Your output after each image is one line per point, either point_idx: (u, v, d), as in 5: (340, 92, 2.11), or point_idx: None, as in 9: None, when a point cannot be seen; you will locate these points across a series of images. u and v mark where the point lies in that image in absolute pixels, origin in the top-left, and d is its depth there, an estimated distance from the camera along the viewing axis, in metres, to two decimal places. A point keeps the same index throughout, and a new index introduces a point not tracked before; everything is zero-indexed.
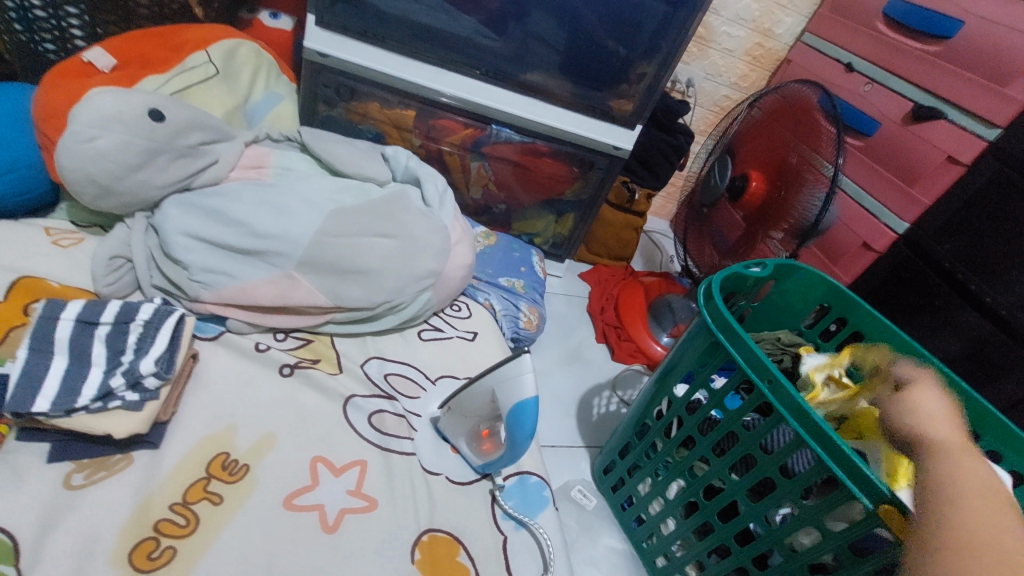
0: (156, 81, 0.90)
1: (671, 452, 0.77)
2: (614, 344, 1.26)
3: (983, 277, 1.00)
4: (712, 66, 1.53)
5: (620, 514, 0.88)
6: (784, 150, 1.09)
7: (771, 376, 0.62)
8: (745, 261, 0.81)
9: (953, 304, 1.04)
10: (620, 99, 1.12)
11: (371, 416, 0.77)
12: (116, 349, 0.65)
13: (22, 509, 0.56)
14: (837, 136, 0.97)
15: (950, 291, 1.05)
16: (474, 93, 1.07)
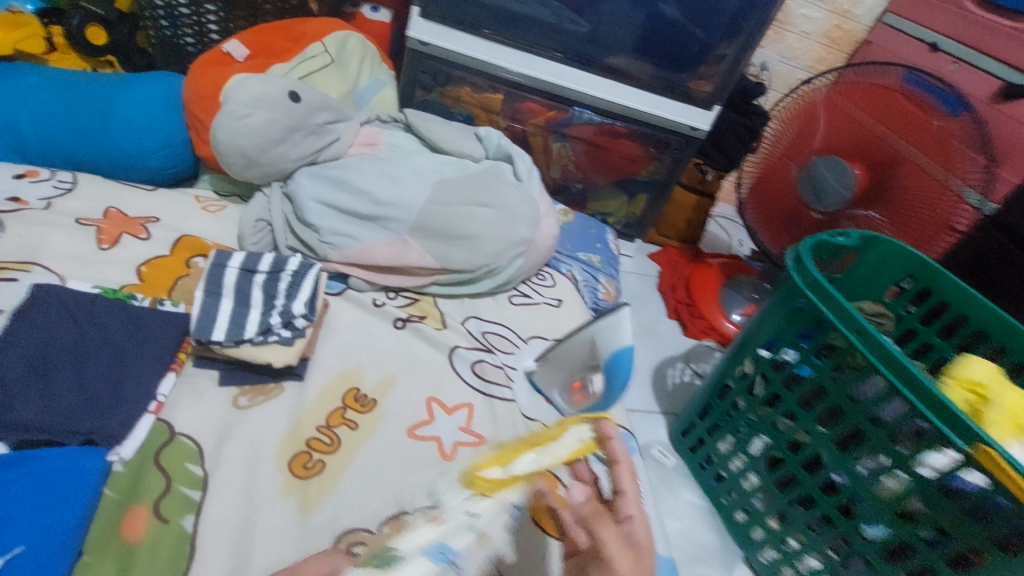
0: (284, 68, 1.02)
1: (754, 410, 0.81)
2: (686, 320, 1.31)
3: None
4: (787, 50, 1.54)
5: (699, 472, 0.93)
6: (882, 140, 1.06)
7: (871, 336, 0.65)
8: (830, 231, 0.84)
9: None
10: (699, 80, 1.16)
11: (473, 366, 0.85)
12: (270, 295, 0.75)
13: (204, 421, 0.67)
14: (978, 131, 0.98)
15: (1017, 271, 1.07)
16: (557, 76, 1.13)
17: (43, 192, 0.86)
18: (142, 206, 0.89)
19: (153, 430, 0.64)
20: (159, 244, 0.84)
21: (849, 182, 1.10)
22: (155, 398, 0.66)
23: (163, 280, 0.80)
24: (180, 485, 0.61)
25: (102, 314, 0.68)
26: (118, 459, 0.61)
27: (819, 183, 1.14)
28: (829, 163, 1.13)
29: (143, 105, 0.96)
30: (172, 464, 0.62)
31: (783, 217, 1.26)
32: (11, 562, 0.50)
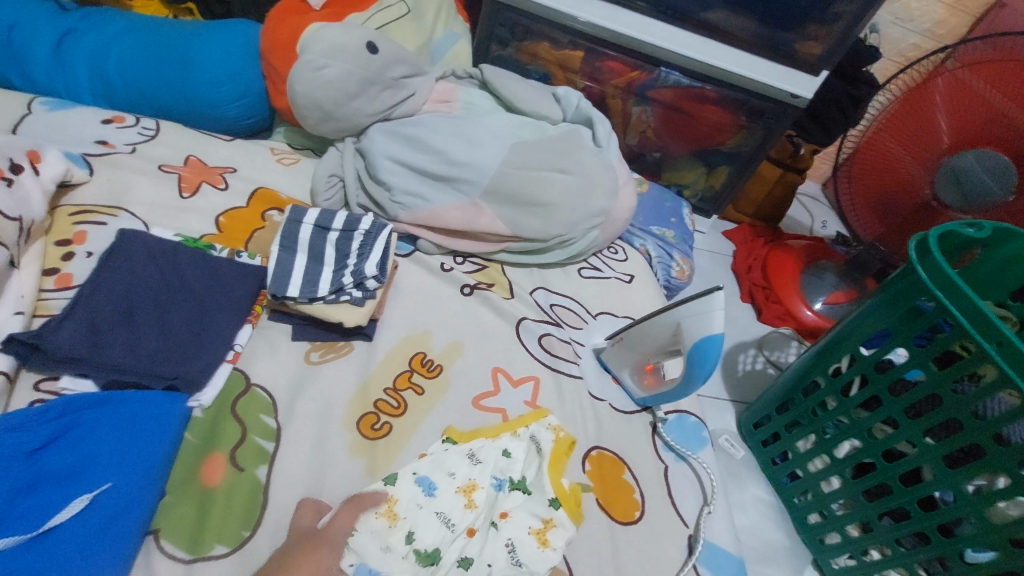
0: (361, 18, 0.99)
1: (845, 411, 0.74)
2: (761, 305, 1.22)
3: None
4: (904, 10, 1.37)
5: (770, 468, 0.88)
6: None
7: (1012, 345, 0.57)
8: (959, 220, 0.74)
9: None
10: (809, 41, 1.04)
11: (540, 339, 0.82)
12: (343, 252, 0.74)
13: (277, 374, 0.67)
14: None
15: None
16: (644, 32, 1.04)
17: (129, 138, 0.88)
18: (220, 155, 0.89)
19: (230, 379, 0.65)
20: (236, 195, 0.84)
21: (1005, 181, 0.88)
22: (232, 347, 0.67)
23: (239, 232, 0.81)
24: (255, 435, 0.62)
25: (184, 262, 0.69)
26: (198, 405, 0.62)
27: (965, 179, 0.92)
28: (973, 153, 0.91)
29: (222, 52, 0.95)
30: (248, 414, 0.63)
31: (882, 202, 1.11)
32: (100, 497, 0.51)
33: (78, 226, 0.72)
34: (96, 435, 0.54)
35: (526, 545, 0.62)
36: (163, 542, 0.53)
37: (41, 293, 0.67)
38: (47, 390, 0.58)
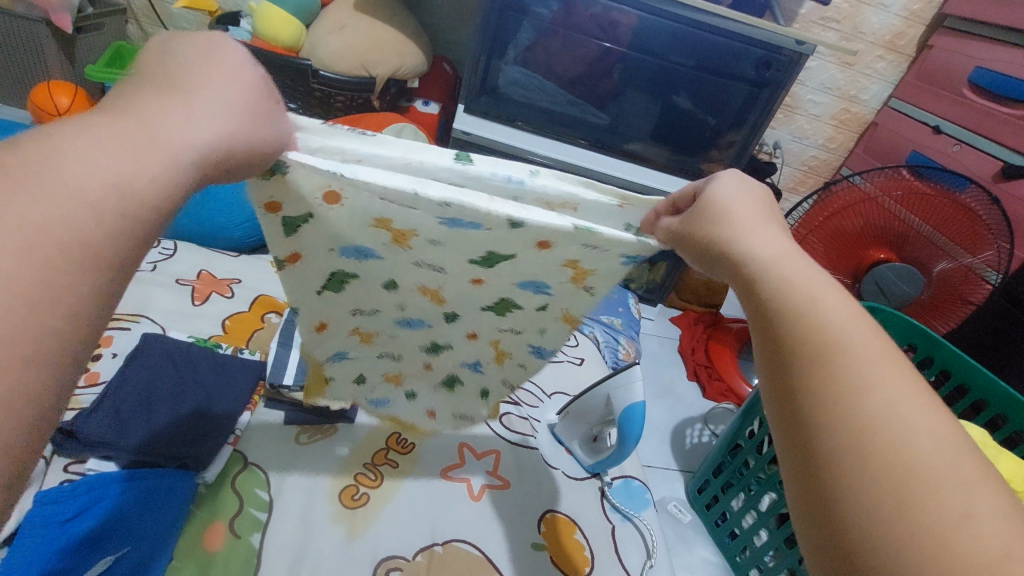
0: None
1: (762, 468, 0.87)
2: (705, 383, 1.37)
3: (1002, 350, 1.13)
4: (798, 130, 1.68)
5: (715, 529, 0.98)
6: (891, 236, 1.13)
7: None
8: None
9: (1012, 359, 1.10)
10: (710, 163, 1.30)
11: (501, 417, 0.94)
12: None
13: (270, 453, 0.79)
14: (1004, 218, 1.01)
15: (999, 348, 1.13)
16: (582, 159, 1.29)
17: (151, 257, 1.04)
18: (229, 269, 1.06)
19: (230, 458, 0.76)
20: (241, 301, 1.00)
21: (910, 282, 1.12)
22: (234, 432, 0.79)
23: (242, 332, 0.95)
24: (250, 507, 0.72)
25: (195, 358, 0.83)
26: (203, 481, 0.73)
27: (884, 285, 1.14)
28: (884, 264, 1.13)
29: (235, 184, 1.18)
30: (245, 488, 0.74)
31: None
32: (121, 559, 0.61)
33: (106, 331, 0.86)
34: (107, 495, 0.64)
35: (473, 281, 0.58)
36: None
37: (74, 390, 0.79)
38: (76, 470, 0.69)
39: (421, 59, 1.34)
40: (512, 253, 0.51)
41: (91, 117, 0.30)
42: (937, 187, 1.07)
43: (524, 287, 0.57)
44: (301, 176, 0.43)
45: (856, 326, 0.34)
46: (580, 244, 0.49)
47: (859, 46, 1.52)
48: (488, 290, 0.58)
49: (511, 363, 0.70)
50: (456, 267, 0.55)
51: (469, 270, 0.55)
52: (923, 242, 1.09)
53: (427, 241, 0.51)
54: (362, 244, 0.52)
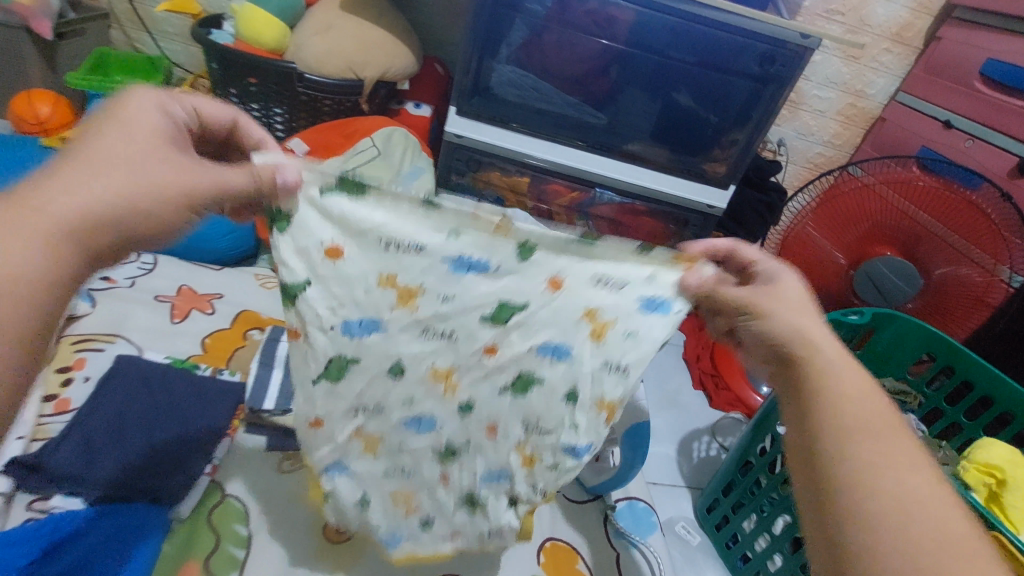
0: (339, 159, 1.18)
1: (775, 487, 0.82)
2: (711, 392, 1.33)
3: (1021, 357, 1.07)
4: (803, 127, 1.63)
5: (726, 552, 0.94)
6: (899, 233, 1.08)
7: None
8: (844, 309, 0.88)
9: None
10: (713, 162, 1.24)
11: None
12: None
13: (250, 484, 0.74)
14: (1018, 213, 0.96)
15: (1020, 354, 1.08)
16: (580, 161, 1.24)
17: (129, 272, 0.99)
18: (211, 283, 1.01)
19: (207, 491, 0.72)
20: (222, 318, 0.96)
21: (907, 279, 1.07)
22: (211, 461, 0.74)
23: (223, 351, 0.90)
24: (227, 543, 0.68)
25: (172, 380, 0.78)
26: (177, 516, 0.68)
27: (879, 281, 1.10)
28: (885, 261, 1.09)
29: None
30: (222, 524, 0.69)
31: (816, 286, 1.23)
32: None
33: (78, 353, 0.81)
34: (75, 547, 0.60)
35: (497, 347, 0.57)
36: None
37: (40, 419, 0.73)
38: (39, 508, 0.64)
39: (412, 61, 1.30)
40: (524, 304, 0.55)
41: (72, 172, 0.39)
42: (942, 181, 1.03)
43: (542, 354, 0.57)
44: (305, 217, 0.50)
45: (876, 418, 0.43)
46: (591, 278, 0.54)
47: (866, 39, 1.47)
48: (500, 364, 0.57)
49: (540, 467, 0.62)
50: (468, 337, 0.56)
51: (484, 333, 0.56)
52: (933, 241, 1.04)
53: (438, 302, 0.54)
54: (374, 318, 0.54)
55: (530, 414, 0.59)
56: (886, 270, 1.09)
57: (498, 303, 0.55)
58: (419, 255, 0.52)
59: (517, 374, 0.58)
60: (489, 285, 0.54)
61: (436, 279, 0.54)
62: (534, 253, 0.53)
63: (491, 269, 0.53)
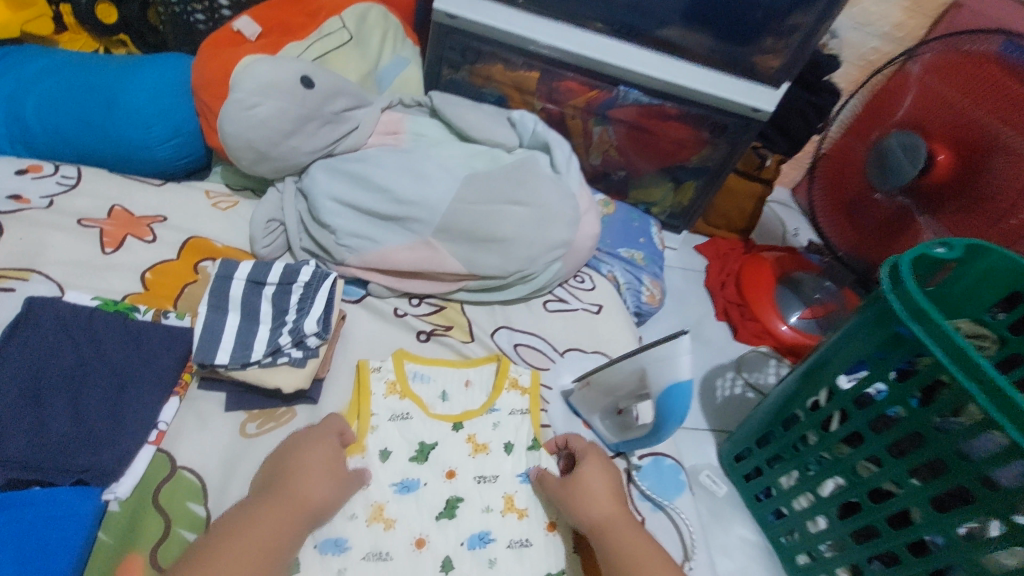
0: (299, 48, 0.92)
1: (828, 447, 0.70)
2: (736, 324, 1.20)
3: None
4: (862, 14, 1.30)
5: (754, 504, 0.83)
6: (955, 131, 0.89)
7: (998, 388, 0.54)
8: (929, 240, 0.71)
9: None
10: (764, 54, 1.01)
11: (517, 348, 0.83)
12: (280, 309, 0.68)
13: (206, 452, 0.61)
14: None
15: None
16: (601, 50, 1.00)
17: (46, 190, 0.80)
18: (146, 204, 0.82)
19: (153, 463, 0.59)
20: (166, 247, 0.78)
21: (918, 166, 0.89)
22: (155, 427, 0.60)
23: (168, 289, 0.74)
24: (181, 528, 0.56)
25: (101, 331, 0.62)
26: (115, 498, 0.56)
27: (891, 166, 0.92)
28: (912, 154, 0.90)
29: (148, 91, 0.88)
30: (172, 503, 0.57)
31: (854, 199, 1.09)
32: None
33: None
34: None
35: (460, 456, 0.68)
36: None
37: None
38: None
39: None
40: (436, 443, 0.67)
41: None
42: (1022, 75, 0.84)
43: (472, 547, 0.62)
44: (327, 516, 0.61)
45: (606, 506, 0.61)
46: (491, 423, 0.70)
47: None
48: (432, 557, 0.61)
49: (523, 517, 0.65)
50: (433, 462, 0.66)
51: (415, 526, 0.63)
52: (996, 142, 0.86)
53: (358, 497, 0.62)
54: (344, 532, 0.60)
55: (494, 489, 0.66)
56: (901, 149, 0.91)
57: (448, 499, 0.65)
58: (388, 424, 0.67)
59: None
60: (404, 436, 0.67)
61: (391, 478, 0.64)
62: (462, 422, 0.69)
63: (416, 480, 0.65)
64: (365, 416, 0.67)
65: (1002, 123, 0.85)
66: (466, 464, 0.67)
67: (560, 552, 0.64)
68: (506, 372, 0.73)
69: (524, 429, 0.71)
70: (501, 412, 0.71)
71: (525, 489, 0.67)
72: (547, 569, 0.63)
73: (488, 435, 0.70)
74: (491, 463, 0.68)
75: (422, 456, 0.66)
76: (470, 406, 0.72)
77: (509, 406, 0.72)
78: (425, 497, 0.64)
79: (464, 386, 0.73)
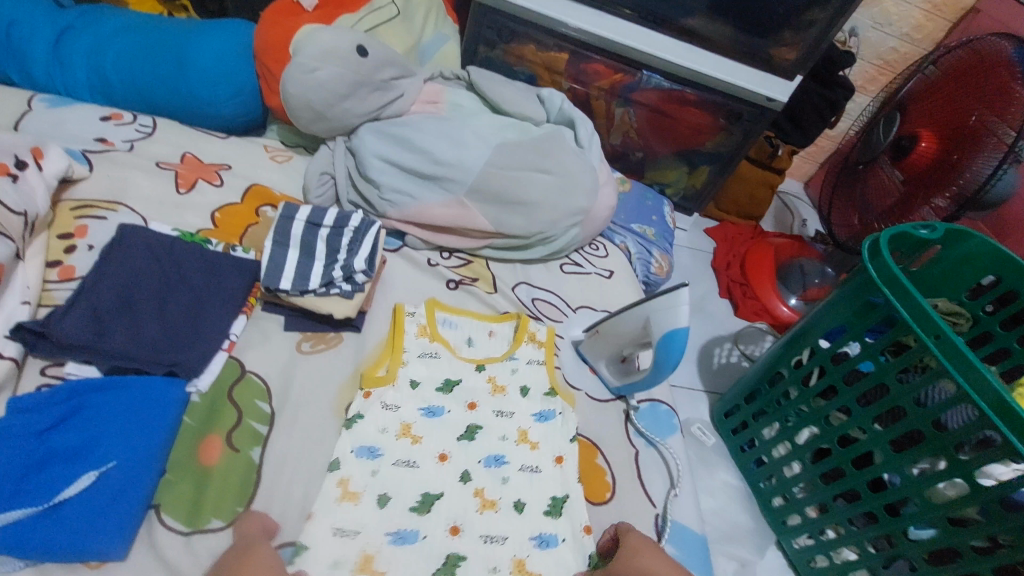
0: (351, 20, 1.01)
1: (806, 400, 0.79)
2: (738, 301, 1.28)
3: None
4: (882, 14, 1.34)
5: (738, 454, 0.93)
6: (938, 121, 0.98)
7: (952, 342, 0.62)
8: (912, 222, 0.79)
9: None
10: (781, 47, 1.08)
11: (534, 302, 0.93)
12: (333, 248, 0.77)
13: (269, 360, 0.72)
14: None
15: None
16: (627, 36, 1.08)
17: (126, 135, 0.90)
18: (214, 153, 0.92)
19: (226, 366, 0.70)
20: (231, 191, 0.88)
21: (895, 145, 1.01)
22: (227, 337, 0.71)
23: (235, 226, 0.84)
24: (250, 419, 0.67)
25: (181, 254, 0.73)
26: (196, 390, 0.66)
27: None
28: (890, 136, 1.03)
29: (216, 52, 0.97)
30: (244, 400, 0.68)
31: (857, 190, 1.16)
32: (106, 475, 0.55)
33: (78, 220, 0.76)
34: (98, 418, 0.58)
35: (481, 392, 0.77)
36: (165, 515, 0.58)
37: (46, 285, 0.70)
38: (55, 374, 0.63)
39: None
40: (461, 380, 0.77)
41: None
42: (998, 69, 0.92)
43: (489, 466, 0.71)
44: (366, 423, 0.69)
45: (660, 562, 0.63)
46: (510, 368, 0.80)
47: None
48: (453, 469, 0.70)
49: (533, 446, 0.74)
50: (458, 393, 0.76)
51: (439, 443, 0.71)
52: (966, 128, 0.93)
53: (390, 415, 0.71)
54: (377, 442, 0.69)
55: (508, 420, 0.75)
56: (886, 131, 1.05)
57: (468, 425, 0.73)
58: (418, 359, 0.76)
59: (479, 490, 0.69)
60: (432, 371, 0.76)
61: (418, 403, 0.73)
62: (486, 364, 0.79)
63: (440, 407, 0.74)
64: (397, 351, 0.76)
65: (975, 110, 0.92)
66: (486, 398, 0.76)
67: (567, 481, 0.73)
68: (525, 327, 0.83)
69: (540, 376, 0.81)
70: (520, 360, 0.81)
71: (539, 426, 0.76)
72: (554, 494, 0.72)
73: (507, 379, 0.79)
74: (505, 404, 0.77)
75: (449, 384, 0.76)
76: (492, 353, 0.82)
77: (526, 356, 0.82)
78: (448, 425, 0.72)
79: (487, 336, 0.83)
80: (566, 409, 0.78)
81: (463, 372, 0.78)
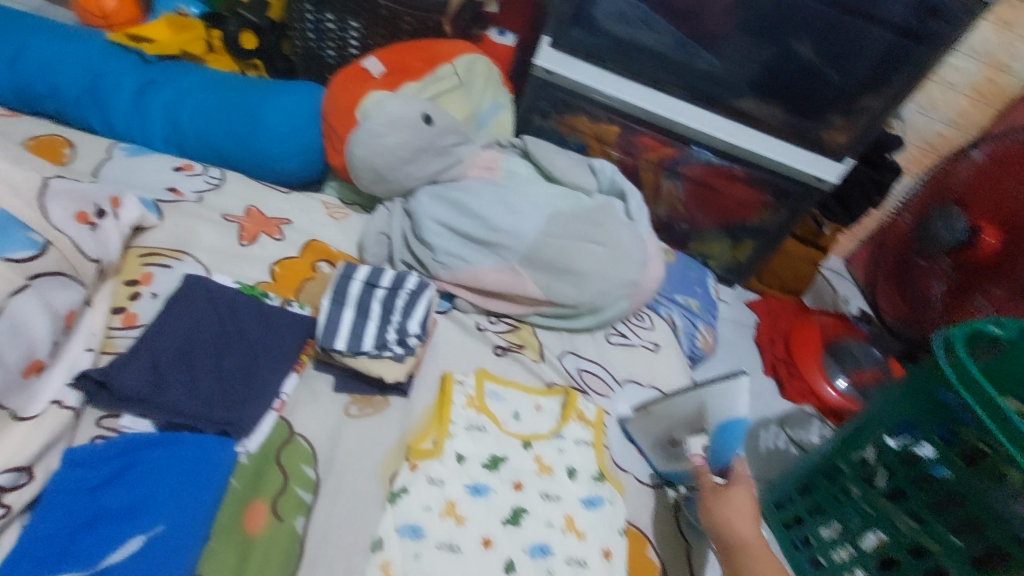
0: (415, 87, 1.06)
1: (871, 500, 0.75)
2: (784, 380, 1.25)
3: None
4: (926, 101, 1.35)
5: (791, 552, 0.85)
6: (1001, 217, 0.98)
7: None
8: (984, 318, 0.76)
9: None
10: (832, 130, 1.09)
11: (581, 373, 0.91)
12: (387, 310, 0.77)
13: (318, 422, 0.71)
14: None
15: None
16: (679, 114, 1.11)
17: (196, 186, 0.94)
18: (277, 207, 0.95)
19: (275, 427, 0.69)
20: (291, 246, 0.90)
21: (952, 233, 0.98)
22: (279, 396, 0.70)
23: (292, 281, 0.86)
24: (296, 485, 0.65)
25: (240, 308, 0.73)
26: (245, 451, 0.66)
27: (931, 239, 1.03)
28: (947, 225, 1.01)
29: (288, 112, 1.02)
30: (291, 464, 0.67)
31: (907, 273, 1.13)
32: (153, 539, 0.54)
33: (146, 268, 0.78)
34: (150, 478, 0.58)
35: (527, 472, 0.74)
36: None
37: (110, 332, 0.71)
38: (111, 426, 0.63)
39: None
40: (508, 456, 0.75)
41: None
42: None
43: (533, 555, 0.68)
44: (410, 500, 0.67)
45: None
46: (556, 448, 0.77)
47: None
48: (497, 557, 0.66)
49: (578, 536, 0.71)
50: (504, 471, 0.73)
51: (482, 527, 0.68)
52: None
53: (435, 491, 0.68)
54: (421, 521, 0.66)
55: (553, 505, 0.72)
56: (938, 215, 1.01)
57: (514, 508, 0.70)
58: (465, 433, 0.74)
59: None
60: (479, 445, 0.74)
61: (464, 479, 0.71)
62: (533, 442, 0.77)
63: (486, 485, 0.71)
64: (445, 422, 0.74)
65: None
66: (533, 479, 0.74)
67: None
68: (574, 404, 0.82)
69: (587, 459, 0.78)
70: (568, 439, 0.79)
71: (585, 514, 0.73)
72: None
73: (554, 458, 0.76)
74: (551, 486, 0.74)
75: (496, 459, 0.74)
76: (538, 429, 0.79)
77: (574, 436, 0.79)
78: (492, 507, 0.69)
79: (534, 410, 0.81)
80: (613, 496, 0.75)
81: (509, 449, 0.75)
